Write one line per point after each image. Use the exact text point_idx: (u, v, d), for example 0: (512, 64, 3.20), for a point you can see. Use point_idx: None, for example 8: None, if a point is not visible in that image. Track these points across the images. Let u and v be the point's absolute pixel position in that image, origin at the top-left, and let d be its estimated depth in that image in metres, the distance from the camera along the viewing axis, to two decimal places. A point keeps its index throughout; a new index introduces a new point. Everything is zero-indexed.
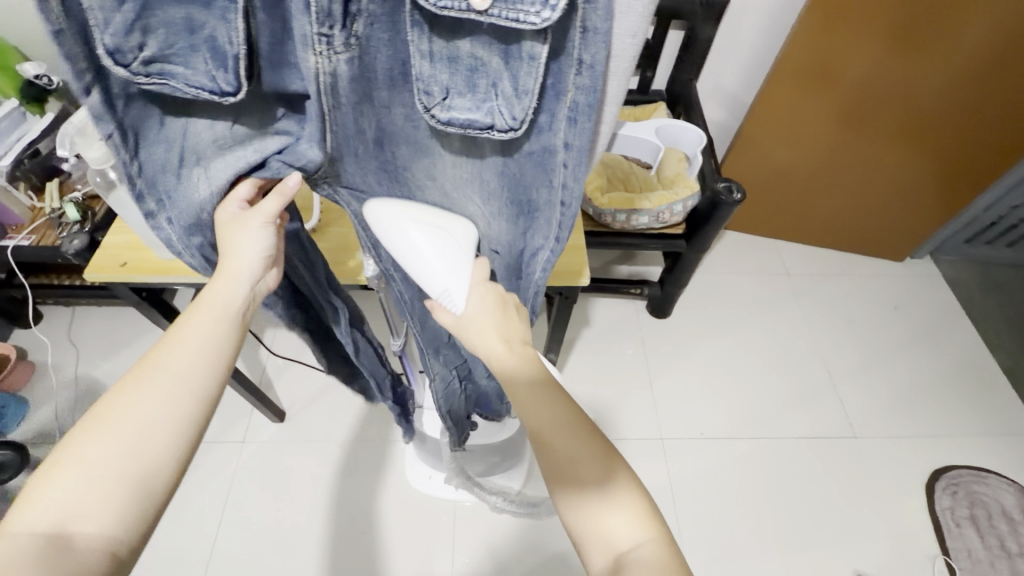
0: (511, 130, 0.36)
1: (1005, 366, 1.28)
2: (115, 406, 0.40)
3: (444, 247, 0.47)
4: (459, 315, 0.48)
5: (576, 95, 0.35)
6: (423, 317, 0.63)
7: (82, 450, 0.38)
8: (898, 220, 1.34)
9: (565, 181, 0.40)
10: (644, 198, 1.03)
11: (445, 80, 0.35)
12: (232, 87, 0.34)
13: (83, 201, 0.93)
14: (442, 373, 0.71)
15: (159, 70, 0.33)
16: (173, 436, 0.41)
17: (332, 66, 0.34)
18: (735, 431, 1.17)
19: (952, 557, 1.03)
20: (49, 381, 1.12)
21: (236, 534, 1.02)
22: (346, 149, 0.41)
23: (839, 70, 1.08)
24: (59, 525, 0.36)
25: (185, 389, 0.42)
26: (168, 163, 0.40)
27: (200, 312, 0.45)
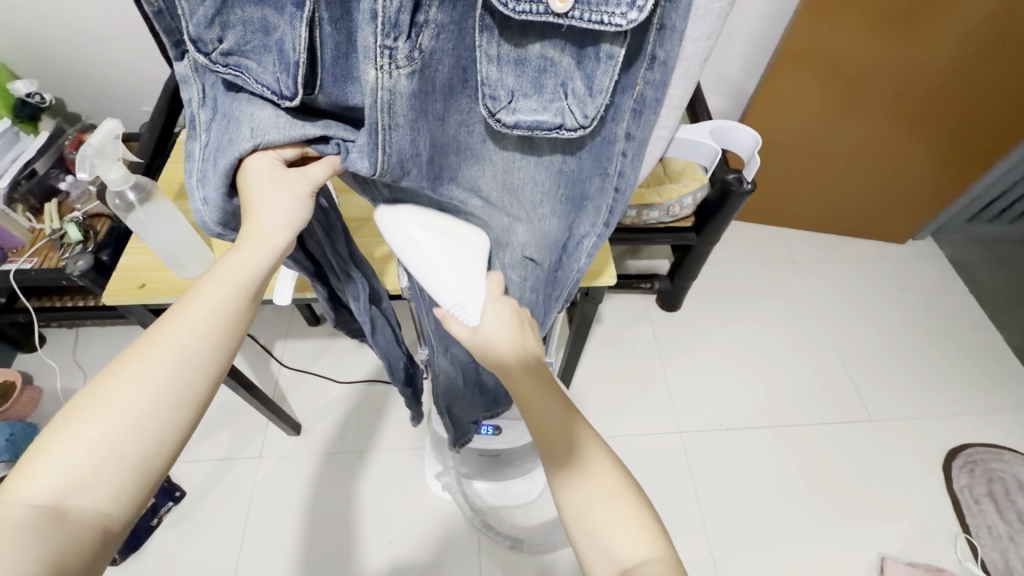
0: (580, 128, 0.38)
1: (1014, 343, 1.29)
2: (116, 375, 0.37)
3: (458, 259, 0.48)
4: (472, 327, 0.47)
5: (644, 89, 0.37)
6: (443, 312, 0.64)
7: (77, 422, 0.35)
8: (901, 204, 1.36)
9: (623, 169, 0.42)
10: (655, 192, 1.02)
11: (511, 82, 0.37)
12: (289, 91, 0.37)
13: (83, 220, 0.90)
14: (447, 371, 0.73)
15: (235, 62, 0.37)
16: (176, 410, 0.37)
17: (392, 81, 0.34)
18: (752, 421, 1.17)
19: (973, 535, 1.04)
20: (58, 406, 1.10)
21: (259, 552, 1.00)
22: (401, 170, 0.39)
23: (846, 58, 1.08)
24: (54, 497, 0.33)
25: (193, 359, 0.39)
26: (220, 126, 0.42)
27: (214, 283, 0.42)
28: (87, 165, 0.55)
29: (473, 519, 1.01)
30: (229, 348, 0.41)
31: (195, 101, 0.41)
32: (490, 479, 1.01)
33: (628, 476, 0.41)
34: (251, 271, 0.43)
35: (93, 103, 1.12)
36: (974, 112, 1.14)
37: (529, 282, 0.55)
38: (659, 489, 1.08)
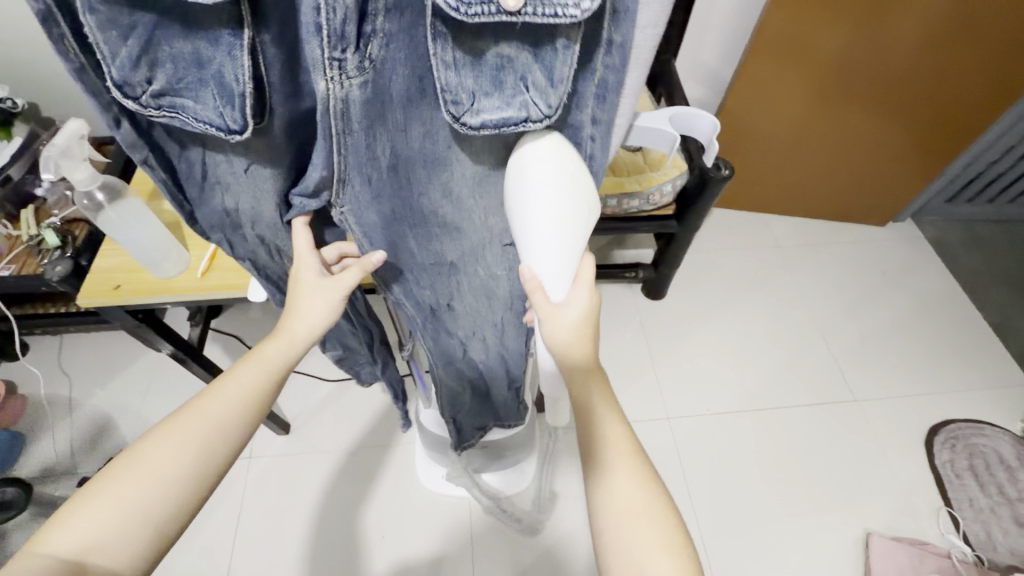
0: (545, 119, 0.38)
1: (992, 320, 1.31)
2: (154, 446, 0.44)
3: (574, 223, 0.43)
4: (556, 302, 0.47)
5: (605, 73, 0.38)
6: (439, 330, 0.65)
7: (115, 484, 0.42)
8: (883, 187, 1.37)
9: (593, 152, 0.43)
10: (634, 181, 1.03)
11: (471, 85, 0.36)
12: (238, 124, 0.36)
13: (61, 226, 0.90)
14: (450, 383, 0.75)
15: (170, 103, 0.35)
16: (191, 481, 0.44)
17: (344, 90, 0.35)
18: (739, 405, 1.19)
19: (956, 508, 1.06)
20: (45, 413, 1.09)
21: (252, 552, 1.00)
22: (358, 173, 0.42)
23: (816, 47, 1.10)
24: (81, 553, 0.40)
25: (219, 440, 0.46)
26: (196, 179, 0.44)
27: (252, 364, 0.49)
28: (51, 166, 0.56)
29: (491, 506, 1.00)
30: (251, 423, 0.48)
31: (149, 161, 0.40)
32: (491, 472, 1.02)
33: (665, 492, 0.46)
34: (283, 358, 0.50)
35: (66, 106, 1.10)
36: (950, 93, 1.15)
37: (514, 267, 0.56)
38: None
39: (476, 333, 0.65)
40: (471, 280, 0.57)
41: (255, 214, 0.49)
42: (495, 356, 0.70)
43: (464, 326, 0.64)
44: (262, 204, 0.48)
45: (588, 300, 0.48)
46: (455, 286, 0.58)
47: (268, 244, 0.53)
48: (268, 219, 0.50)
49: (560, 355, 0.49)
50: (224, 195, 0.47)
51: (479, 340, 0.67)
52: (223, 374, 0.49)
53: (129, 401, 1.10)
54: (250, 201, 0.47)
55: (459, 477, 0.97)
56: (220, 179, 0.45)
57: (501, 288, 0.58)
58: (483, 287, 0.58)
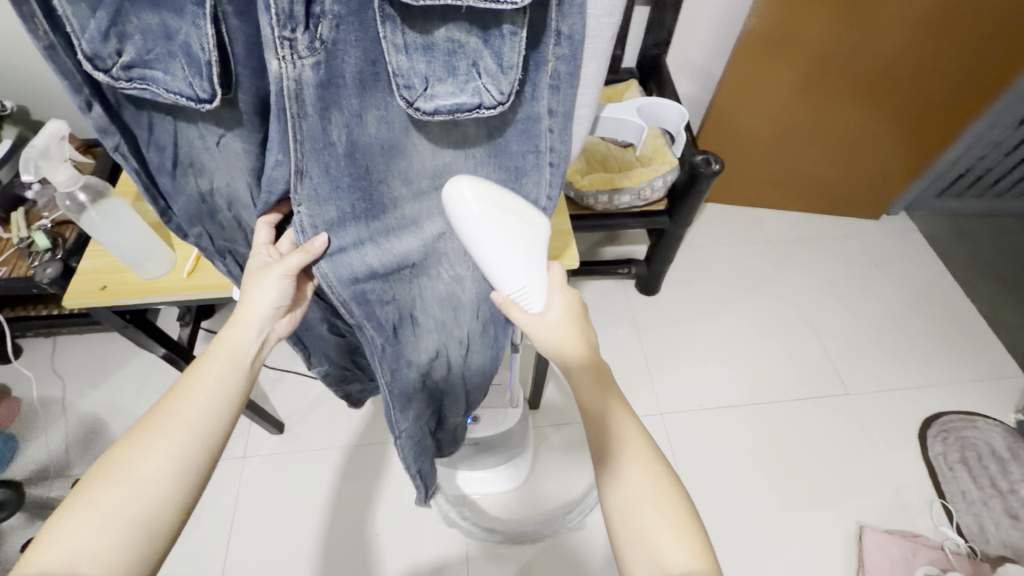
0: (499, 104, 0.39)
1: (984, 312, 1.31)
2: (133, 448, 0.42)
3: (523, 237, 0.48)
4: (535, 312, 0.51)
5: (557, 64, 0.40)
6: (399, 359, 0.59)
7: (95, 489, 0.41)
8: (874, 180, 1.37)
9: (553, 144, 0.46)
10: (624, 176, 1.01)
11: (424, 69, 0.38)
12: (207, 94, 0.36)
13: (51, 228, 0.89)
14: (411, 431, 0.67)
15: (140, 75, 0.36)
16: (177, 480, 0.42)
17: (296, 71, 0.36)
18: (732, 400, 1.19)
19: (948, 500, 1.06)
20: (39, 415, 1.09)
21: (248, 552, 1.01)
22: (316, 162, 0.42)
23: (801, 42, 1.10)
24: (69, 567, 0.38)
25: (196, 434, 0.44)
26: (167, 167, 0.45)
27: (211, 360, 0.48)
28: (31, 167, 0.55)
29: (446, 509, 1.04)
30: (229, 414, 0.47)
31: (122, 146, 0.41)
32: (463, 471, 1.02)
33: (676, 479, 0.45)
34: (238, 351, 0.49)
35: (55, 108, 1.10)
36: (929, 90, 1.16)
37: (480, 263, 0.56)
38: None
39: (439, 355, 0.61)
40: (435, 286, 0.56)
41: (230, 192, 0.49)
42: (456, 376, 0.66)
43: (427, 347, 0.60)
44: (235, 181, 0.48)
45: (564, 303, 0.52)
46: (417, 291, 0.55)
47: (246, 228, 0.53)
48: (245, 198, 0.50)
49: (556, 354, 0.50)
50: (197, 179, 0.47)
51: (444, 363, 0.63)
52: (185, 372, 0.47)
53: (122, 402, 1.11)
54: (223, 176, 0.47)
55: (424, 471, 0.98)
56: (195, 163, 0.46)
57: (465, 291, 0.57)
58: (448, 292, 0.57)
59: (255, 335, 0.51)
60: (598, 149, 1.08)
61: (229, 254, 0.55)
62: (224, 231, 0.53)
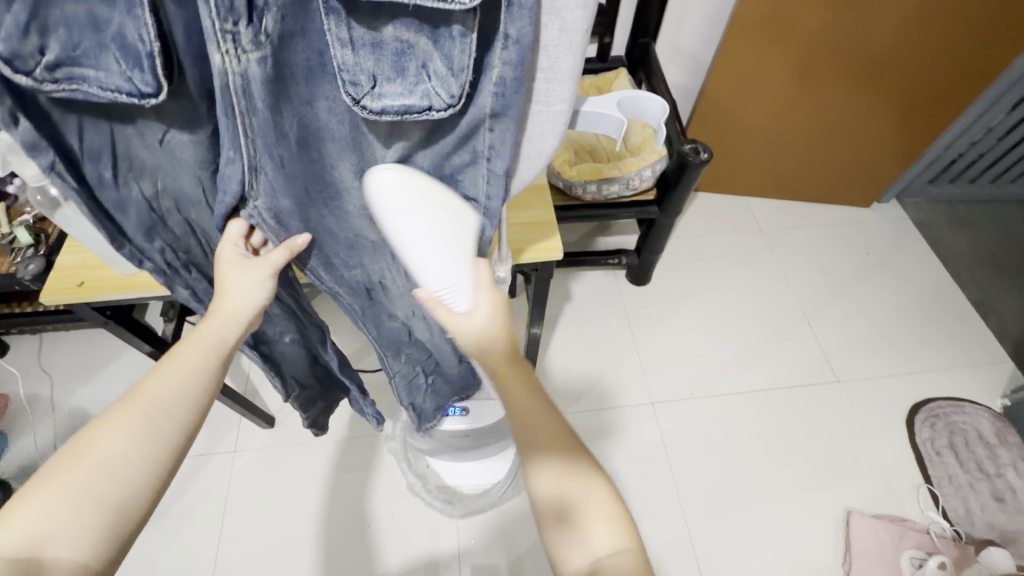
0: (449, 107, 0.38)
1: (973, 299, 1.32)
2: (103, 431, 0.42)
3: (448, 233, 0.46)
4: (463, 313, 0.49)
5: (502, 70, 0.37)
6: (378, 313, 0.68)
7: (62, 471, 0.40)
8: (857, 170, 1.38)
9: (493, 144, 0.43)
10: (613, 166, 1.00)
11: (371, 67, 0.36)
12: (150, 87, 0.35)
13: (34, 223, 0.87)
14: (406, 370, 0.80)
15: (68, 74, 0.34)
16: (151, 459, 0.42)
17: (241, 65, 0.35)
18: (722, 389, 1.19)
19: (935, 485, 1.07)
20: (27, 413, 1.09)
21: (240, 547, 1.01)
22: (269, 157, 0.42)
23: (795, 24, 1.08)
24: (35, 550, 0.37)
25: (173, 416, 0.44)
26: (107, 177, 0.44)
27: (193, 342, 0.48)
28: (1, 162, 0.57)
29: (414, 483, 1.07)
30: (206, 399, 0.47)
31: (56, 163, 0.40)
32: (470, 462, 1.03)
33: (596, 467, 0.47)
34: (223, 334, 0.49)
35: None
36: (925, 77, 1.15)
37: None
38: (634, 459, 1.10)
39: (415, 312, 0.68)
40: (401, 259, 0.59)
41: (175, 190, 0.48)
42: (441, 337, 0.73)
43: (403, 307, 0.67)
44: (180, 178, 0.47)
45: (491, 302, 0.50)
46: (384, 265, 0.59)
47: (197, 231, 0.54)
48: (194, 196, 0.49)
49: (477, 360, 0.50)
50: (140, 184, 0.47)
51: (422, 321, 0.70)
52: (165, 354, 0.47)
53: (109, 398, 1.10)
54: (167, 174, 0.47)
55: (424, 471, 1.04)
56: (134, 164, 0.45)
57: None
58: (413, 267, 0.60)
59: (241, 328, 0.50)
60: (587, 138, 1.07)
61: (193, 266, 0.57)
62: (173, 232, 0.53)
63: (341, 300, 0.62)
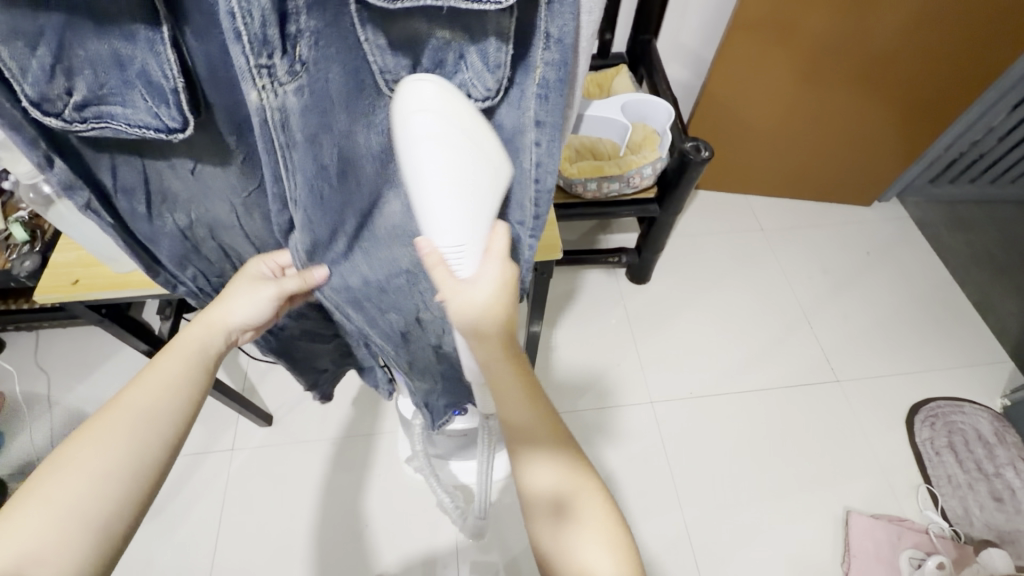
0: (486, 99, 0.40)
1: (974, 299, 1.31)
2: (84, 446, 0.41)
3: (473, 178, 0.40)
4: (463, 278, 0.44)
5: (546, 70, 0.37)
6: (413, 353, 0.63)
7: (43, 489, 0.39)
8: (857, 171, 1.38)
9: (540, 159, 0.42)
10: (613, 163, 0.98)
11: (410, 64, 0.38)
12: (177, 122, 0.35)
13: (30, 219, 0.81)
14: (436, 399, 0.74)
15: (96, 113, 0.34)
16: (133, 472, 0.42)
17: (279, 99, 0.33)
18: (721, 388, 1.19)
19: (934, 485, 1.07)
20: (22, 410, 1.08)
21: (237, 544, 1.01)
22: (307, 190, 0.40)
23: (798, 24, 1.07)
24: (19, 566, 0.36)
25: (155, 430, 0.44)
26: (141, 211, 0.45)
27: (170, 356, 0.47)
28: None
29: (444, 499, 0.99)
30: (189, 410, 0.46)
31: (91, 201, 0.42)
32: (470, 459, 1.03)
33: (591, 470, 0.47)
34: (202, 348, 0.49)
35: None
36: (925, 80, 1.15)
37: None
38: (632, 457, 1.10)
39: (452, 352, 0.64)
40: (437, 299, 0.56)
41: (210, 218, 0.49)
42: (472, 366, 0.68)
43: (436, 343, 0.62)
44: (215, 208, 0.48)
45: (499, 274, 0.45)
46: (417, 301, 0.55)
47: (230, 257, 0.55)
48: (228, 222, 0.50)
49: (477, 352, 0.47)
50: (173, 216, 0.47)
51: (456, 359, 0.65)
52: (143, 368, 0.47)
53: (106, 396, 1.10)
54: (200, 206, 0.47)
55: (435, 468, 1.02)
56: (168, 198, 0.46)
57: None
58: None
59: (223, 340, 0.51)
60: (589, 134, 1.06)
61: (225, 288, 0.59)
62: (206, 258, 0.54)
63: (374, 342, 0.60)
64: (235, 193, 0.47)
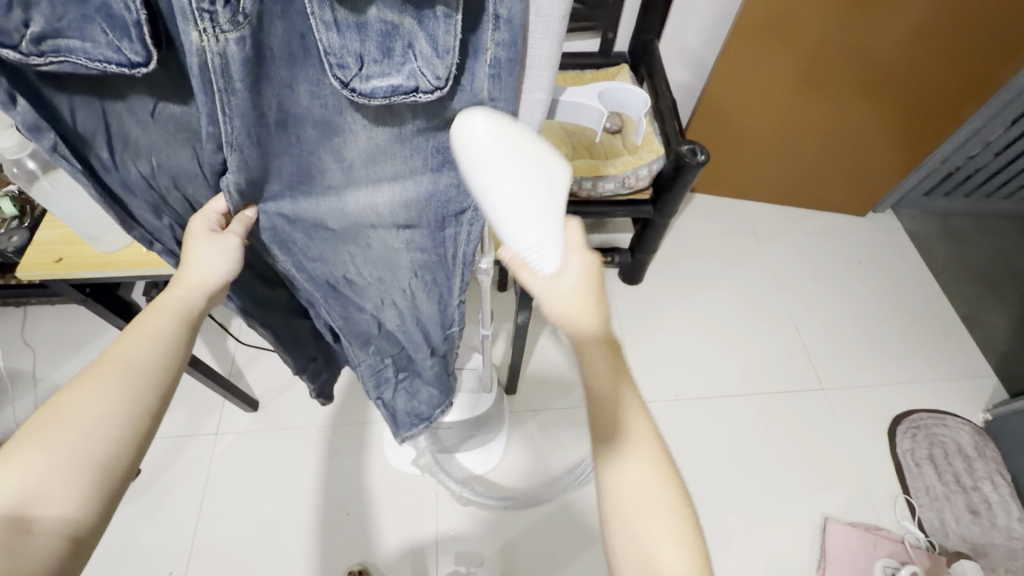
0: (435, 90, 0.37)
1: (962, 312, 1.32)
2: (76, 394, 0.40)
3: (546, 195, 0.39)
4: (549, 274, 0.45)
5: (496, 51, 0.37)
6: (347, 305, 0.63)
7: (37, 433, 0.38)
8: (850, 180, 1.38)
9: None
10: (609, 163, 1.00)
11: (357, 48, 0.34)
12: (141, 57, 0.32)
13: (20, 194, 0.79)
14: (370, 360, 0.73)
15: (54, 48, 0.31)
16: (126, 419, 0.40)
17: (220, 45, 0.32)
18: (707, 391, 1.20)
19: (912, 495, 1.08)
20: (7, 386, 1.08)
21: (218, 527, 1.01)
22: (247, 137, 0.39)
23: (800, 26, 1.06)
24: (19, 507, 0.35)
25: (148, 380, 0.42)
26: (105, 157, 0.42)
27: (156, 311, 0.46)
28: None
29: (461, 491, 1.01)
30: (177, 363, 0.45)
31: (59, 143, 0.39)
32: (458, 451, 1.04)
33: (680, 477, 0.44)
34: (188, 302, 0.47)
35: None
36: (928, 89, 1.15)
37: (416, 245, 0.54)
38: None
39: (386, 303, 0.63)
40: (366, 250, 0.54)
41: (174, 167, 0.45)
42: (413, 325, 0.67)
43: (372, 297, 0.62)
44: (175, 153, 0.44)
45: (581, 266, 0.46)
46: (346, 256, 0.55)
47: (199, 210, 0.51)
48: (190, 170, 0.46)
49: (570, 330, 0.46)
50: (139, 161, 0.44)
51: (393, 311, 0.64)
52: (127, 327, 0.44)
53: None
54: (164, 152, 0.43)
55: (425, 461, 1.00)
56: (130, 144, 0.42)
57: (402, 258, 0.56)
58: (382, 256, 0.55)
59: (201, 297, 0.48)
60: (586, 134, 1.06)
61: None
62: (178, 211, 0.50)
63: (300, 285, 0.59)
64: (193, 138, 0.43)
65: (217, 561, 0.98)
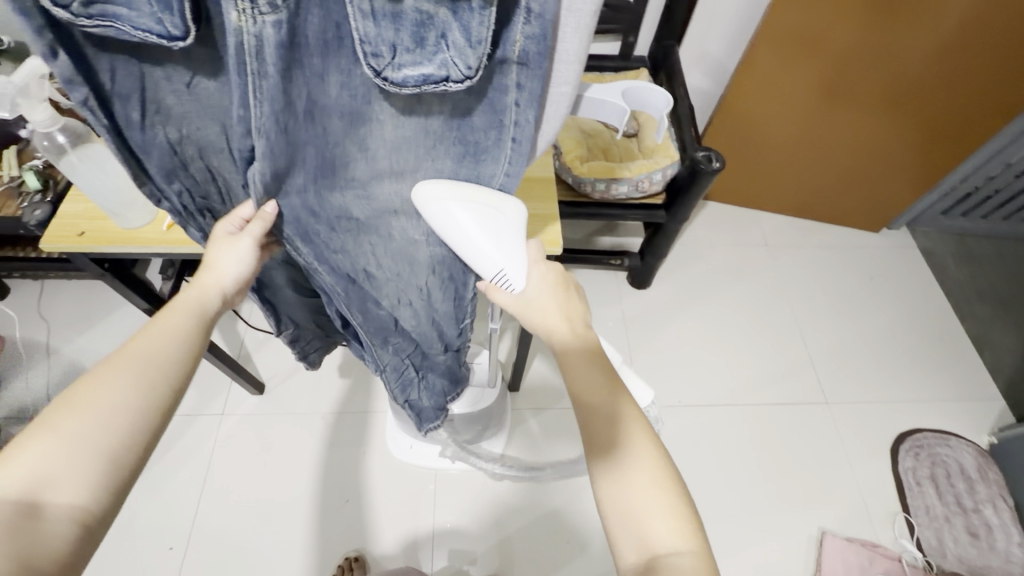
0: (466, 79, 0.37)
1: (972, 333, 1.31)
2: (92, 385, 0.41)
3: (501, 227, 0.49)
4: (518, 293, 0.51)
5: (525, 44, 0.38)
6: (364, 300, 0.62)
7: (52, 421, 0.39)
8: (865, 195, 1.37)
9: (518, 119, 0.43)
10: (625, 166, 0.99)
11: (392, 37, 0.35)
12: (180, 31, 0.33)
13: (44, 168, 0.80)
14: (393, 360, 0.73)
15: (101, 11, 0.32)
16: (140, 410, 0.41)
17: (257, 27, 0.34)
18: (710, 399, 1.19)
19: (912, 514, 1.08)
20: (21, 357, 1.10)
21: (219, 506, 1.03)
22: (273, 124, 0.39)
23: (826, 37, 1.06)
24: (30, 492, 0.36)
25: (161, 374, 0.43)
26: (135, 119, 0.42)
27: (174, 309, 0.48)
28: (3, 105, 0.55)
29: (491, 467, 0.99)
30: (190, 360, 0.46)
31: (90, 98, 0.38)
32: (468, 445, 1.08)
33: (673, 464, 0.43)
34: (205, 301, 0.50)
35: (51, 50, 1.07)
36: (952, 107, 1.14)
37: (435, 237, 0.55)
38: None
39: (402, 299, 0.62)
40: (385, 243, 0.55)
41: (203, 139, 0.46)
42: (427, 325, 0.66)
43: (389, 295, 0.61)
44: (205, 126, 0.45)
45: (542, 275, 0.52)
46: (367, 248, 0.55)
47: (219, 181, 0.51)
48: (219, 146, 0.47)
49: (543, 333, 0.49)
50: (170, 129, 0.44)
51: (410, 309, 0.63)
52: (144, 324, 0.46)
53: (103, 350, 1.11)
54: (195, 122, 0.44)
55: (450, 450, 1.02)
56: (164, 110, 0.43)
57: (420, 252, 0.56)
58: (401, 249, 0.56)
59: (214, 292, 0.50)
60: (603, 136, 1.06)
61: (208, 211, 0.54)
62: (195, 177, 0.49)
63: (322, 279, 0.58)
64: (223, 116, 0.44)
65: (216, 540, 1.00)
